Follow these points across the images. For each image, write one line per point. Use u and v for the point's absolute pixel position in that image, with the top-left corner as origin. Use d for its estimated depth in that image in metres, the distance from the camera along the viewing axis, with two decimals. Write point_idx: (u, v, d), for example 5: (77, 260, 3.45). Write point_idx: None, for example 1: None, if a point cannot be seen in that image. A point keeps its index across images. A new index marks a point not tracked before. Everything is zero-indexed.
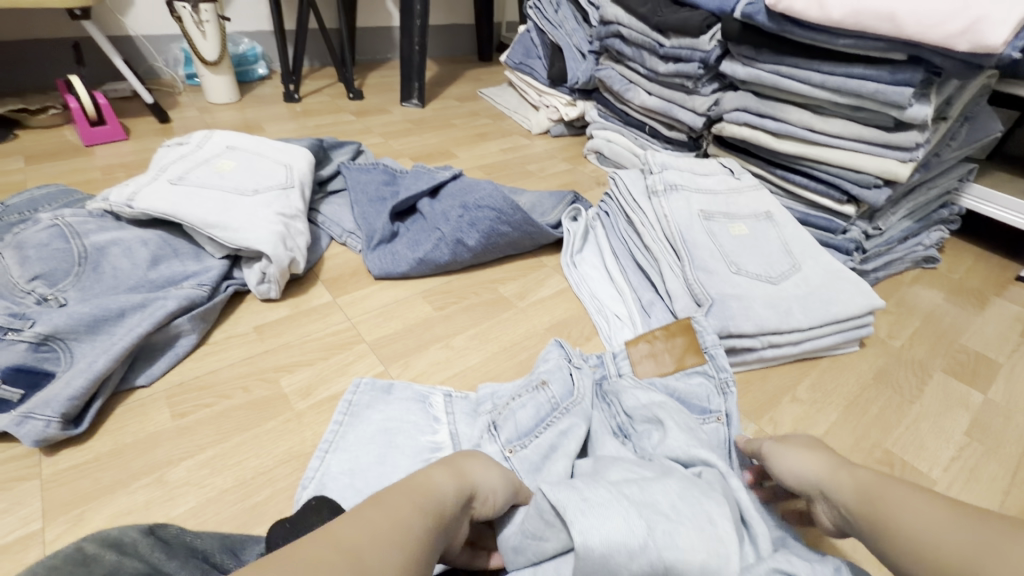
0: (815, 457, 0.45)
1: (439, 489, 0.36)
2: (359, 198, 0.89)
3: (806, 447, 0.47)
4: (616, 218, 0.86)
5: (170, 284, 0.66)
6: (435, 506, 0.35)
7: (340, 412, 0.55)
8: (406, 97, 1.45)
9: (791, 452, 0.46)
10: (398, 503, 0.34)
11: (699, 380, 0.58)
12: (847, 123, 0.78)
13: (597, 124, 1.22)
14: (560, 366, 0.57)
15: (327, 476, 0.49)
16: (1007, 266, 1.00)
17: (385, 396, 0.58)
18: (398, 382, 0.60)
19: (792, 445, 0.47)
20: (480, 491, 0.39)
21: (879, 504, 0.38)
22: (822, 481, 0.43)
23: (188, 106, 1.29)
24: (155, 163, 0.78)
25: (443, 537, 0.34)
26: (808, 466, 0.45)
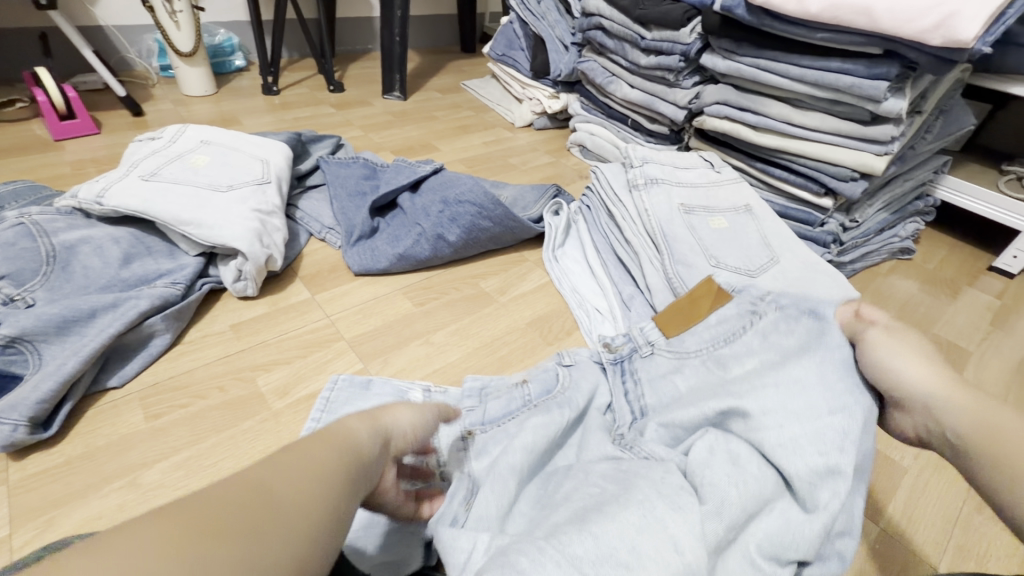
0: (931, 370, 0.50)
1: (357, 436, 0.36)
2: (338, 192, 0.88)
3: (914, 355, 0.52)
4: (598, 212, 0.86)
5: (143, 282, 0.64)
6: (352, 453, 0.34)
7: (318, 410, 0.55)
8: (388, 89, 1.43)
9: (896, 354, 0.52)
10: (316, 449, 0.33)
11: None
12: (825, 116, 0.78)
13: (579, 117, 1.22)
14: (555, 371, 0.58)
15: None
16: (980, 255, 1.02)
17: (364, 392, 0.58)
18: (378, 378, 0.60)
19: (895, 342, 0.53)
20: (396, 434, 0.39)
21: (1002, 436, 0.42)
22: (933, 395, 0.48)
23: (163, 99, 1.26)
24: (127, 158, 0.76)
25: (367, 470, 0.35)
26: (925, 378, 0.50)
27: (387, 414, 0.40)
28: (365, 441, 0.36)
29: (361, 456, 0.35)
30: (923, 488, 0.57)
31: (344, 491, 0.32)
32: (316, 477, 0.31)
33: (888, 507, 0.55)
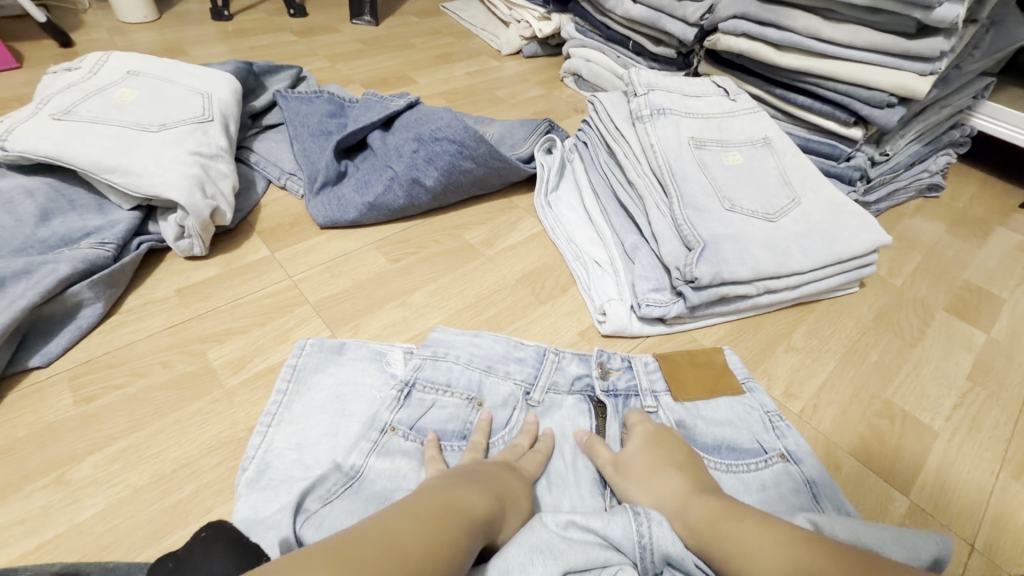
0: (670, 481, 0.40)
1: (450, 499, 0.34)
2: (299, 132, 0.76)
3: (655, 463, 0.42)
4: (596, 149, 0.76)
5: (66, 243, 0.55)
6: (438, 523, 0.31)
7: (283, 378, 0.47)
8: (357, 13, 1.26)
9: (635, 483, 0.41)
10: (411, 513, 0.32)
11: (727, 404, 0.50)
12: (861, 29, 0.67)
13: (574, 41, 1.08)
14: (511, 392, 0.48)
15: (271, 453, 0.42)
16: (1013, 192, 0.93)
17: (335, 357, 0.49)
18: (351, 341, 0.51)
19: (638, 467, 0.42)
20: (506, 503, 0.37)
21: (727, 552, 0.35)
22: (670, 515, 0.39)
23: (96, 27, 1.09)
24: (38, 94, 0.64)
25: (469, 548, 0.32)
26: (663, 493, 0.40)
27: (499, 486, 0.38)
28: (468, 505, 0.34)
29: (446, 527, 0.31)
30: (954, 454, 0.52)
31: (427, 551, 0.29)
32: (399, 535, 0.29)
33: (923, 472, 0.50)
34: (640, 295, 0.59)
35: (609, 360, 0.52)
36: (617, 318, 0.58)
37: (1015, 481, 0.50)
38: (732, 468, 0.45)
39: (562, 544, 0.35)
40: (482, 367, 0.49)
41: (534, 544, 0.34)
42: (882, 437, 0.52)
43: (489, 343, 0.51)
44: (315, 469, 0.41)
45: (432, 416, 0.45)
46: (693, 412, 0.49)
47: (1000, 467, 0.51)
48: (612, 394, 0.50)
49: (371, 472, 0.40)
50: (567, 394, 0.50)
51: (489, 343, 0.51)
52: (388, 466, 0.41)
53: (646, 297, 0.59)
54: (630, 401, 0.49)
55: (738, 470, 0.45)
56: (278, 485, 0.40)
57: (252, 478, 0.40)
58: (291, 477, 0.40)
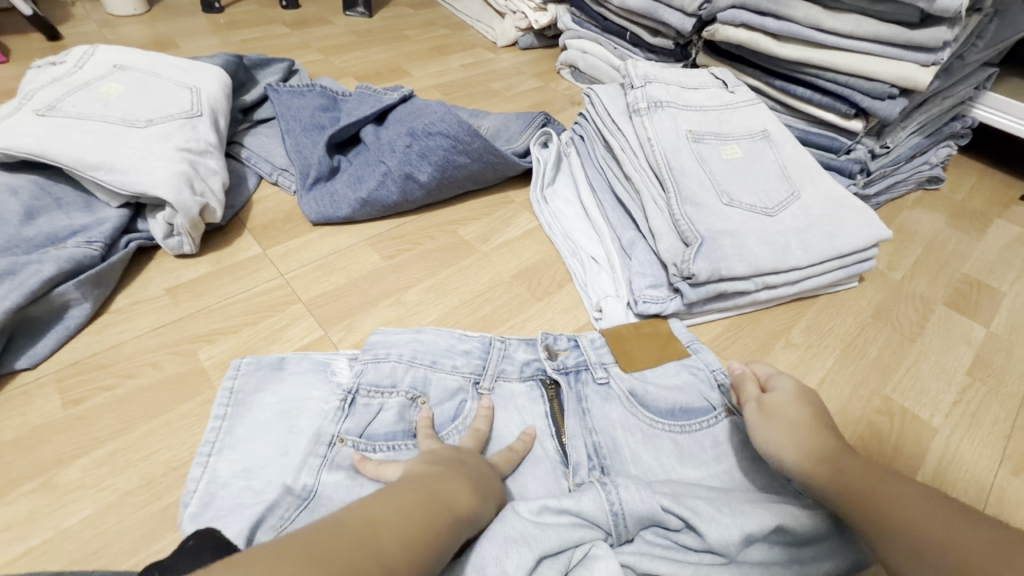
0: (815, 437, 0.40)
1: (428, 499, 0.32)
2: (290, 126, 0.75)
3: (803, 420, 0.42)
4: (592, 143, 0.75)
5: (52, 242, 0.54)
6: (417, 520, 0.31)
7: (221, 403, 0.43)
8: (350, 5, 1.24)
9: (776, 428, 0.41)
10: (394, 503, 0.31)
11: (686, 374, 0.50)
12: (863, 19, 0.66)
13: (570, 33, 1.06)
14: (459, 387, 0.46)
15: (216, 484, 0.39)
16: (1013, 184, 0.93)
17: (275, 374, 0.46)
18: (291, 354, 0.48)
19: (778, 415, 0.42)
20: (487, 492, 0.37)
21: (884, 502, 0.35)
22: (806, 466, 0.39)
23: (85, 20, 1.07)
24: (21, 89, 0.62)
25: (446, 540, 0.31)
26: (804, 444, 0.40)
27: (480, 478, 0.37)
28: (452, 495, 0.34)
29: (428, 522, 0.31)
30: (954, 451, 0.51)
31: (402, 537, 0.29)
32: (381, 518, 0.30)
33: (922, 470, 0.50)
34: (636, 293, 0.58)
35: (554, 342, 0.51)
36: (613, 315, 0.58)
37: (1015, 477, 0.50)
38: (685, 428, 0.45)
39: (536, 530, 0.35)
40: (426, 364, 0.47)
41: (508, 534, 0.34)
42: (880, 435, 0.52)
43: (432, 339, 0.49)
44: (266, 494, 0.38)
45: (382, 420, 0.43)
46: (643, 380, 0.49)
47: (1000, 463, 0.51)
48: (564, 371, 0.48)
49: (325, 489, 0.39)
50: (518, 383, 0.48)
51: (430, 338, 0.49)
52: (343, 479, 0.39)
53: (642, 293, 0.58)
54: (582, 378, 0.48)
55: (691, 430, 0.45)
56: (225, 515, 0.37)
57: (196, 513, 0.37)
58: (239, 505, 0.38)
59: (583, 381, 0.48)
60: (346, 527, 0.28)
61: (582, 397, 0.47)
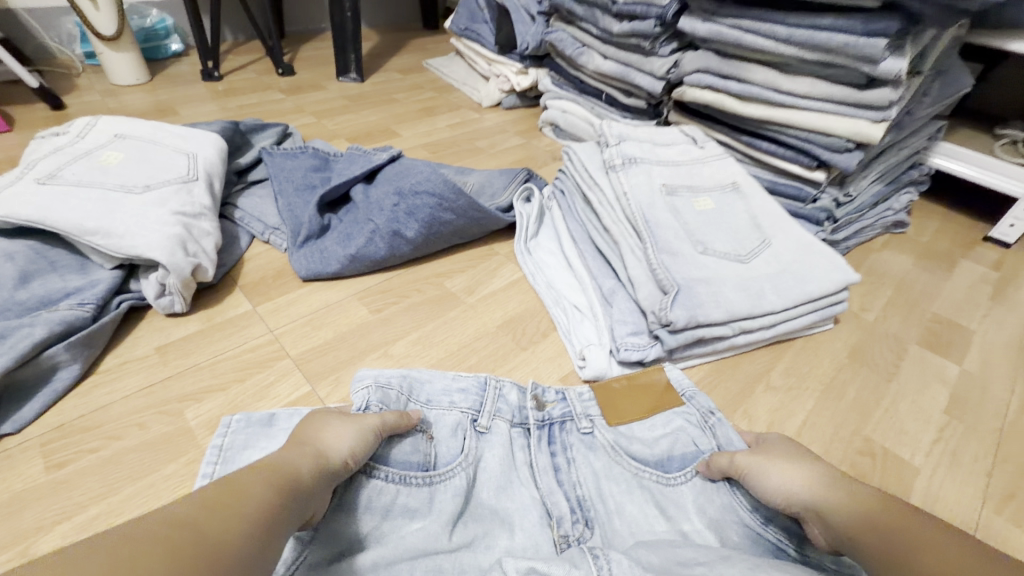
0: (812, 472, 0.41)
1: (273, 459, 0.34)
2: (283, 188, 0.78)
3: (795, 458, 0.43)
4: (573, 197, 0.79)
5: (45, 305, 0.55)
6: (270, 472, 0.32)
7: (209, 461, 0.43)
8: (343, 71, 1.32)
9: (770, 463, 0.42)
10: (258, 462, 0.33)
11: (677, 421, 0.50)
12: (816, 81, 0.71)
13: (550, 94, 1.12)
14: (458, 423, 0.46)
15: None
16: (974, 225, 0.98)
17: (264, 430, 0.46)
18: (281, 411, 0.49)
19: (768, 454, 0.43)
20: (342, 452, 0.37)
21: (891, 531, 0.34)
22: (811, 501, 0.39)
23: (88, 89, 1.13)
24: (24, 159, 0.65)
25: (303, 501, 0.33)
26: (801, 481, 0.40)
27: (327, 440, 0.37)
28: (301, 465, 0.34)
29: (296, 474, 0.33)
30: (934, 490, 0.52)
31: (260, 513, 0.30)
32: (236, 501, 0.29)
33: None
34: (621, 342, 0.60)
35: (541, 392, 0.52)
36: (596, 363, 0.59)
37: (997, 516, 0.51)
38: (669, 479, 0.45)
39: None
40: (423, 402, 0.47)
41: None
42: (864, 477, 0.53)
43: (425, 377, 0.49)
44: None
45: (397, 449, 0.42)
46: (624, 432, 0.49)
47: (982, 501, 0.52)
48: (547, 422, 0.49)
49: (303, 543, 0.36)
50: (504, 427, 0.48)
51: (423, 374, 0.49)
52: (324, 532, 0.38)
53: (625, 341, 0.59)
54: (566, 428, 0.49)
55: (676, 482, 0.45)
56: None
57: None
58: None
59: (567, 431, 0.49)
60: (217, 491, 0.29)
61: (566, 447, 0.47)
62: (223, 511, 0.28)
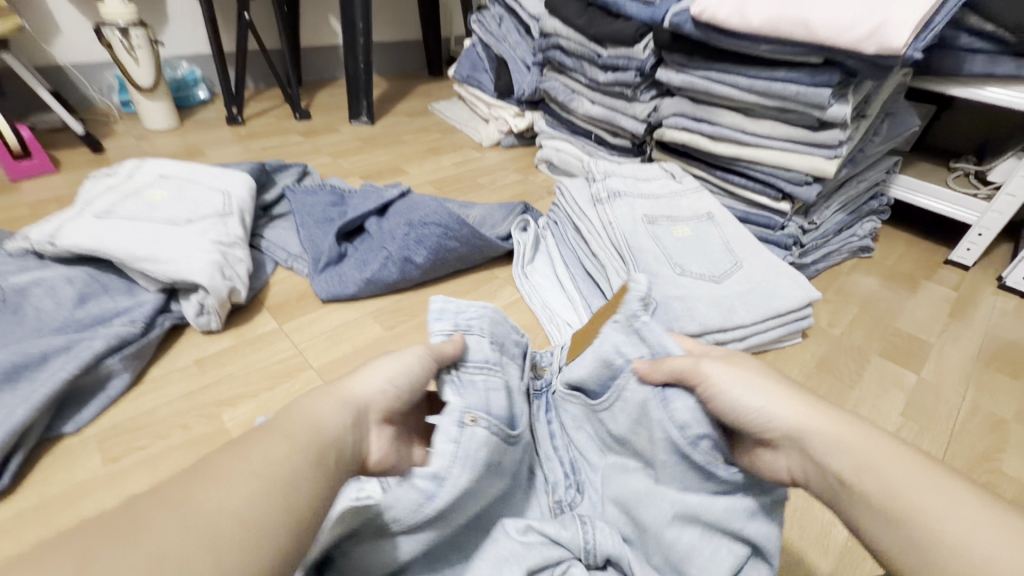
0: (787, 399, 0.40)
1: (309, 409, 0.35)
2: (305, 220, 0.87)
3: (767, 378, 0.41)
4: (565, 227, 0.88)
5: (100, 322, 0.63)
6: (305, 423, 0.33)
7: None
8: (355, 115, 1.44)
9: (740, 382, 0.40)
10: (251, 438, 0.31)
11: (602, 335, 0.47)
12: (776, 124, 0.81)
13: (545, 134, 1.23)
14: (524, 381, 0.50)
15: None
16: (936, 250, 1.06)
17: None
18: None
19: (737, 368, 0.42)
20: (371, 400, 0.39)
21: (881, 473, 0.34)
22: (792, 427, 0.38)
23: (125, 135, 1.24)
24: (81, 197, 0.74)
25: (337, 450, 0.34)
26: (781, 407, 0.39)
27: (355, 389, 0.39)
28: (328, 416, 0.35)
29: (328, 428, 0.34)
30: None
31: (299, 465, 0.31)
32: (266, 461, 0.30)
33: None
34: None
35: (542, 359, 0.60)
36: None
37: None
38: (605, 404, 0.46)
39: (523, 549, 0.39)
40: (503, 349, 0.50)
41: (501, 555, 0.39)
42: None
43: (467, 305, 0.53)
44: None
45: (495, 402, 0.44)
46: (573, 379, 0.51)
47: None
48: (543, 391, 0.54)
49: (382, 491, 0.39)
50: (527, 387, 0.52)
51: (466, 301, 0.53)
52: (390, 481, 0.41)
53: None
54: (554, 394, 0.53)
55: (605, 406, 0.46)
56: None
57: None
58: None
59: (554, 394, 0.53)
60: (204, 479, 0.28)
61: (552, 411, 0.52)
62: (250, 476, 0.29)
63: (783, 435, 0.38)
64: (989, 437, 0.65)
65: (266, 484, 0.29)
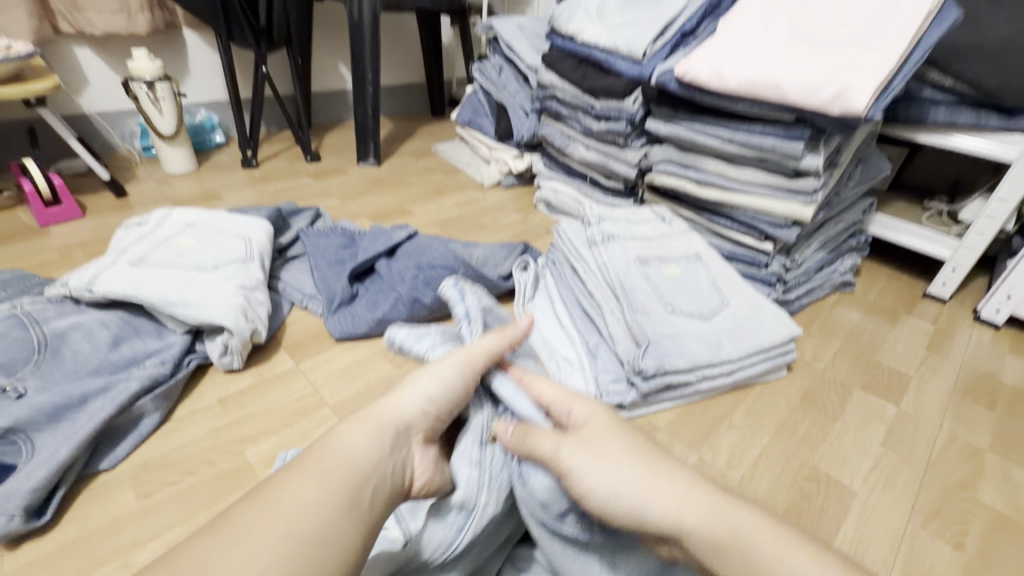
0: (646, 481, 0.42)
1: (348, 445, 0.40)
2: (319, 262, 0.93)
3: (619, 458, 0.43)
4: (563, 267, 0.93)
5: (132, 363, 0.68)
6: (344, 461, 0.39)
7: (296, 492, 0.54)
8: (363, 157, 1.51)
9: (604, 473, 0.42)
10: (288, 486, 0.37)
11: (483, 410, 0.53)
12: (756, 172, 0.88)
13: (543, 176, 1.30)
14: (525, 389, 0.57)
15: None
16: (915, 284, 1.12)
17: None
18: None
19: (598, 455, 0.44)
20: (408, 421, 0.44)
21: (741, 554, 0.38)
22: (664, 522, 0.40)
23: (145, 179, 1.31)
24: (114, 245, 0.80)
25: (369, 484, 0.39)
26: (651, 499, 0.41)
27: (391, 412, 0.44)
28: (362, 451, 0.40)
29: (361, 464, 0.40)
30: (870, 508, 0.62)
31: (333, 507, 0.37)
32: (305, 505, 0.36)
33: (842, 527, 0.60)
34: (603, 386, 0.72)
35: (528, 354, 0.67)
36: None
37: (922, 530, 0.61)
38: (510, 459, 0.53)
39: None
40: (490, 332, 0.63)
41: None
42: (808, 497, 0.63)
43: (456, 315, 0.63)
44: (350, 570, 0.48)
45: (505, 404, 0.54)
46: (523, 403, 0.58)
47: (911, 517, 0.62)
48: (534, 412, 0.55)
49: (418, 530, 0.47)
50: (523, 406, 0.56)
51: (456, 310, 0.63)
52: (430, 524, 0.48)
53: (607, 388, 0.72)
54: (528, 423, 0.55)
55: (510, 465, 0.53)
56: None
57: None
58: None
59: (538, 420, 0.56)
60: (244, 533, 0.34)
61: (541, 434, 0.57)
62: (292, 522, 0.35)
63: (653, 525, 0.41)
64: (964, 466, 0.70)
65: (305, 528, 0.35)
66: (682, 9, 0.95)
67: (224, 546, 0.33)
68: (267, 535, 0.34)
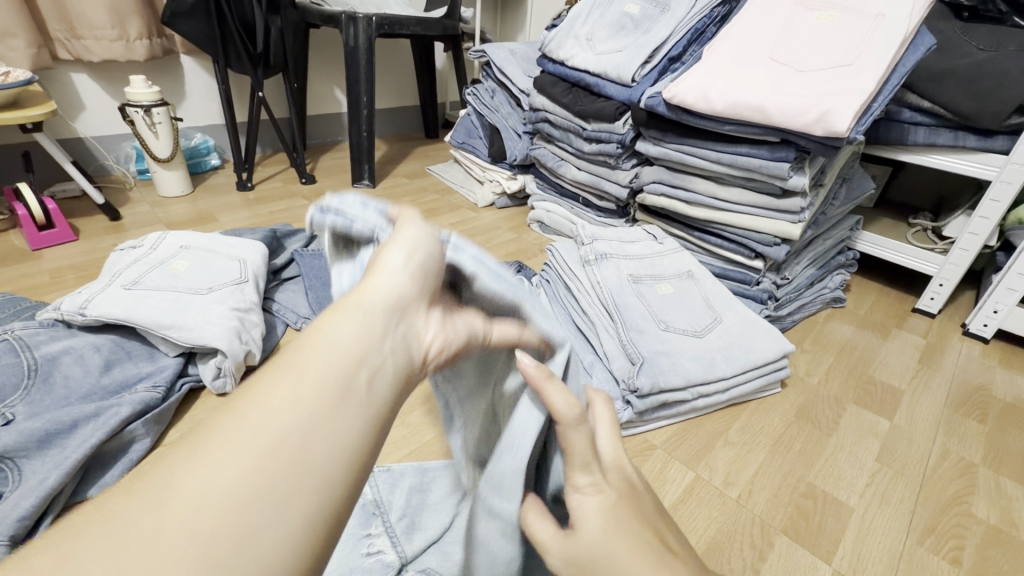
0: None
1: (327, 335, 0.34)
2: (313, 283, 0.93)
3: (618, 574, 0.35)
4: (557, 285, 0.94)
5: (124, 388, 0.67)
6: (327, 350, 0.33)
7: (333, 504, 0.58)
8: (357, 178, 1.53)
9: None
10: (262, 389, 0.30)
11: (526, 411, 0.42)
12: (744, 192, 0.89)
13: (536, 196, 1.32)
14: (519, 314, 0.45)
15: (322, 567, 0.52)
16: (904, 299, 1.14)
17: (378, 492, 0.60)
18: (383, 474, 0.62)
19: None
20: (398, 299, 0.38)
21: None
22: None
23: (140, 201, 1.31)
24: (108, 269, 0.80)
25: (369, 365, 0.33)
26: None
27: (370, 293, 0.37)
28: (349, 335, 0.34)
29: (353, 350, 0.33)
30: (868, 526, 0.62)
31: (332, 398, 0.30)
32: (291, 406, 0.29)
33: (840, 545, 0.60)
34: None
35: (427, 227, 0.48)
36: None
37: (920, 546, 0.60)
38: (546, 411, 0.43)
39: None
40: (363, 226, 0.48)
41: None
42: (805, 516, 0.63)
43: (357, 236, 0.48)
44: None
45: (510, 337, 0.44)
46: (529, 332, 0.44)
47: (908, 533, 0.62)
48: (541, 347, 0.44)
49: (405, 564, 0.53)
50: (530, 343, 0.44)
51: (354, 229, 0.47)
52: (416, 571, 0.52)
53: None
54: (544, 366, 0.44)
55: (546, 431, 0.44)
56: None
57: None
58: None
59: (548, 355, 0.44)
60: (213, 450, 0.27)
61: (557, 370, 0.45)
62: (285, 428, 0.28)
63: None
64: (958, 481, 0.70)
65: (300, 430, 0.29)
66: (668, 36, 0.98)
67: (199, 474, 0.26)
68: (252, 450, 0.27)
